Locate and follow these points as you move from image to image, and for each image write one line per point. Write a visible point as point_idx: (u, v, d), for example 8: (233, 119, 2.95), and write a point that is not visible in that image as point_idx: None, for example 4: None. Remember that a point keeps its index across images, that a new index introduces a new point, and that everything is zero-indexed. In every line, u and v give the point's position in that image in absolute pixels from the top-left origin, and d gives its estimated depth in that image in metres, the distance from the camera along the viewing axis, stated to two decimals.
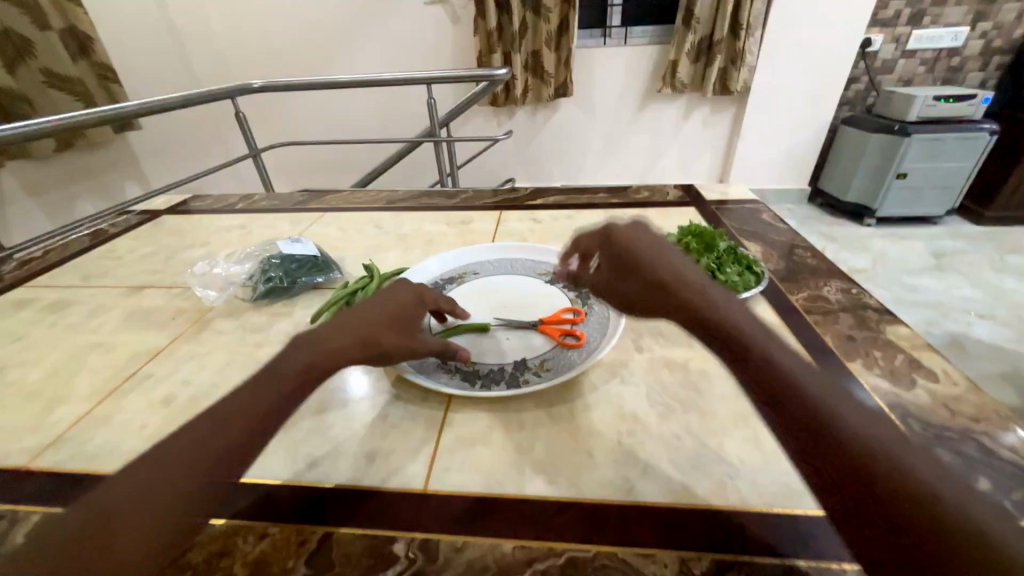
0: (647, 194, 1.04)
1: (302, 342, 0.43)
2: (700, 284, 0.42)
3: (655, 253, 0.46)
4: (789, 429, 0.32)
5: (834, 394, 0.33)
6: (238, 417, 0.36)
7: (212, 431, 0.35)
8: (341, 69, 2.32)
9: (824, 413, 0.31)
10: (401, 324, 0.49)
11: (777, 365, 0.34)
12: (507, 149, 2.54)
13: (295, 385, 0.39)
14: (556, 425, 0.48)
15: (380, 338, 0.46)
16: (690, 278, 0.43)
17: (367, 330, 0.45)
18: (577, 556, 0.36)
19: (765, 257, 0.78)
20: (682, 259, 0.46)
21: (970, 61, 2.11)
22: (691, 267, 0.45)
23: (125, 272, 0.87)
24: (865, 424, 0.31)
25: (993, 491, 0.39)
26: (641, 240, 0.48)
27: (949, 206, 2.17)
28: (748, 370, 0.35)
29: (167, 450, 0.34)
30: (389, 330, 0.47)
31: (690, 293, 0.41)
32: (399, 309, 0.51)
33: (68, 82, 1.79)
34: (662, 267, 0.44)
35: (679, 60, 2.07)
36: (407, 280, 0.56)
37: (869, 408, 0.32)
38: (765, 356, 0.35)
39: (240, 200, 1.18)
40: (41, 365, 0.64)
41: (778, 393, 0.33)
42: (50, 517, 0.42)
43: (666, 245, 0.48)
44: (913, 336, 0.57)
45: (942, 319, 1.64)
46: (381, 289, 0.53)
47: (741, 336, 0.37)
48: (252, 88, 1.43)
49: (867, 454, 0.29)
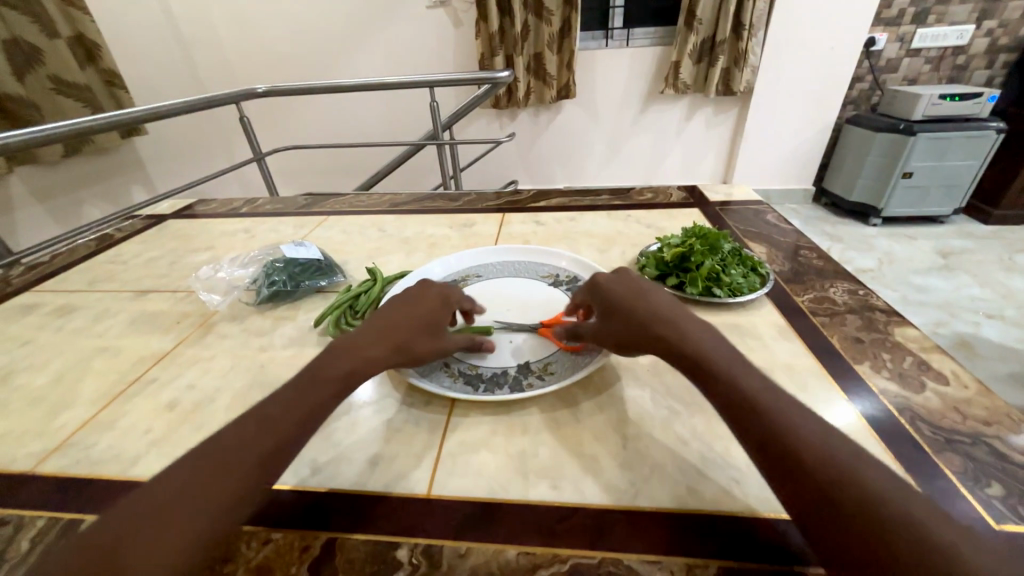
0: (650, 196, 1.04)
1: (319, 365, 0.44)
2: (678, 319, 0.46)
3: (640, 292, 0.50)
4: (754, 449, 0.36)
5: (797, 414, 0.36)
6: (264, 430, 0.38)
7: (228, 450, 0.36)
8: (344, 73, 2.34)
9: (784, 429, 0.35)
10: (432, 329, 0.52)
11: (744, 390, 0.38)
12: (510, 151, 2.54)
13: (310, 408, 0.40)
14: (560, 429, 0.48)
15: (413, 346, 0.49)
16: (670, 314, 0.47)
17: (400, 340, 0.49)
18: (582, 562, 0.36)
19: (770, 258, 0.78)
20: (668, 298, 0.50)
21: (976, 59, 2.09)
22: (674, 305, 0.48)
23: (130, 276, 0.88)
24: (822, 439, 0.34)
25: (1006, 497, 0.38)
26: (629, 280, 0.52)
27: (956, 205, 2.15)
28: (719, 394, 0.39)
29: (185, 469, 0.34)
30: (420, 336, 0.50)
31: (667, 329, 0.45)
32: (431, 314, 0.53)
33: (76, 89, 1.80)
34: (644, 305, 0.48)
35: (681, 61, 2.06)
36: (433, 282, 0.57)
37: (826, 425, 0.36)
38: (734, 383, 0.39)
39: (245, 204, 1.19)
40: (47, 369, 0.64)
41: (745, 413, 0.37)
42: (55, 523, 0.42)
43: (653, 285, 0.52)
44: (921, 337, 0.57)
45: (951, 320, 1.63)
46: (409, 293, 0.54)
47: (712, 363, 0.41)
48: (256, 93, 1.44)
49: (821, 468, 0.32)
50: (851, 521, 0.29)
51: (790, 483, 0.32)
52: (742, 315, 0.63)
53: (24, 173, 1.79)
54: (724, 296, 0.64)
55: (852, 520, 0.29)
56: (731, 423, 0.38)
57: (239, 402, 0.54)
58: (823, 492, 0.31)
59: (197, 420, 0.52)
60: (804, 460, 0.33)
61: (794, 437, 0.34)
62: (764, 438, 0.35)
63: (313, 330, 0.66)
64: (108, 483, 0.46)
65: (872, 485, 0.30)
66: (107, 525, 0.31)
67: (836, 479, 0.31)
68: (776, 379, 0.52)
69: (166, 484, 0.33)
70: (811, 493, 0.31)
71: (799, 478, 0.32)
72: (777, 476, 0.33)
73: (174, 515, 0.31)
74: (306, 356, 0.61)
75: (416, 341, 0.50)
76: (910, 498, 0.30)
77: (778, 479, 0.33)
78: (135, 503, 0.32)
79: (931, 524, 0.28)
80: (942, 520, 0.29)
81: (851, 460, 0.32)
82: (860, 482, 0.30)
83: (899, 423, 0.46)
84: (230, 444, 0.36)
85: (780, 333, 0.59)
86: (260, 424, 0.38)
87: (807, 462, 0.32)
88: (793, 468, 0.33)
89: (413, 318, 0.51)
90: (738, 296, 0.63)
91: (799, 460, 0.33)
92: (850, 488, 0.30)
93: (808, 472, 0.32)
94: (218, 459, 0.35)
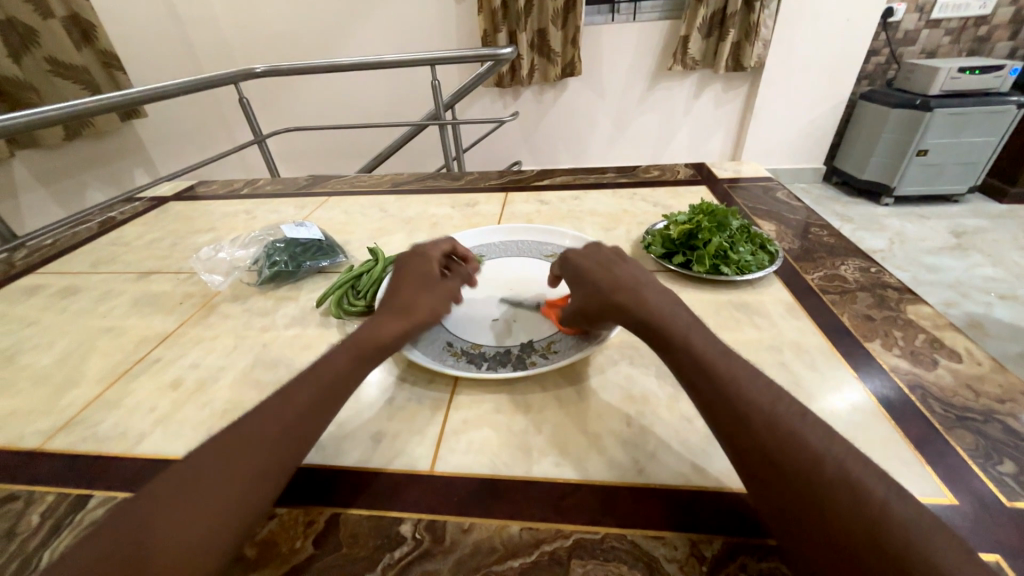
0: (656, 173, 1.02)
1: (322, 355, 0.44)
2: (636, 287, 0.46)
3: (608, 263, 0.50)
4: (707, 417, 0.36)
5: (749, 377, 0.37)
6: (275, 419, 0.38)
7: (244, 442, 0.36)
8: (344, 52, 2.28)
9: (738, 395, 0.35)
10: (439, 287, 0.53)
11: (698, 356, 0.39)
12: (514, 130, 2.50)
13: (319, 393, 0.40)
14: (563, 407, 0.47)
15: (421, 304, 0.50)
16: (637, 282, 0.47)
17: (406, 304, 0.50)
18: (586, 538, 0.36)
19: (779, 236, 0.76)
20: (637, 267, 0.50)
21: (999, 30, 2.00)
22: (643, 273, 0.49)
23: (132, 258, 0.88)
24: (772, 404, 0.35)
25: (1018, 474, 0.37)
26: (595, 251, 0.53)
27: (972, 182, 2.09)
28: (675, 362, 0.40)
29: (200, 461, 0.35)
30: (427, 295, 0.51)
31: (626, 296, 0.46)
32: (426, 274, 0.54)
33: (73, 71, 1.78)
34: (613, 275, 0.48)
35: (690, 35, 1.99)
36: (416, 253, 0.57)
37: (778, 389, 0.36)
38: (689, 351, 0.39)
39: (245, 185, 1.18)
40: (53, 349, 0.64)
41: (699, 380, 0.38)
42: (66, 499, 0.43)
43: (619, 255, 0.52)
44: (934, 315, 0.55)
45: (961, 300, 1.60)
46: (399, 269, 0.55)
47: (669, 331, 0.42)
48: (254, 73, 1.40)
49: (768, 434, 0.33)
50: (791, 485, 0.31)
51: (741, 451, 0.34)
52: (750, 293, 0.62)
53: (25, 157, 1.78)
54: (731, 274, 0.62)
55: (796, 483, 0.31)
56: (686, 391, 0.39)
57: (243, 381, 0.54)
58: (768, 459, 0.32)
59: (200, 399, 0.52)
60: (752, 429, 0.33)
61: (744, 405, 0.35)
62: (716, 407, 0.36)
63: (315, 310, 0.66)
64: (115, 460, 0.46)
65: (812, 450, 0.32)
66: (125, 523, 0.31)
67: (780, 446, 0.32)
68: (785, 357, 0.51)
69: (183, 478, 0.33)
70: (758, 461, 0.33)
71: (749, 447, 0.33)
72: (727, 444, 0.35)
73: (189, 509, 0.32)
74: (308, 336, 0.61)
75: (427, 299, 0.51)
76: (848, 460, 0.31)
77: (729, 445, 0.34)
78: (153, 498, 0.32)
79: (864, 485, 0.29)
80: (877, 480, 0.30)
81: (796, 424, 0.33)
82: (802, 447, 0.32)
83: (911, 401, 0.45)
84: (246, 434, 0.36)
85: (788, 311, 0.58)
86: (272, 413, 0.38)
87: (755, 431, 0.33)
88: (743, 436, 0.34)
89: (415, 284, 0.52)
90: (746, 274, 0.62)
91: (747, 429, 0.34)
92: (794, 453, 0.32)
93: (756, 440, 0.33)
94: (233, 451, 0.35)
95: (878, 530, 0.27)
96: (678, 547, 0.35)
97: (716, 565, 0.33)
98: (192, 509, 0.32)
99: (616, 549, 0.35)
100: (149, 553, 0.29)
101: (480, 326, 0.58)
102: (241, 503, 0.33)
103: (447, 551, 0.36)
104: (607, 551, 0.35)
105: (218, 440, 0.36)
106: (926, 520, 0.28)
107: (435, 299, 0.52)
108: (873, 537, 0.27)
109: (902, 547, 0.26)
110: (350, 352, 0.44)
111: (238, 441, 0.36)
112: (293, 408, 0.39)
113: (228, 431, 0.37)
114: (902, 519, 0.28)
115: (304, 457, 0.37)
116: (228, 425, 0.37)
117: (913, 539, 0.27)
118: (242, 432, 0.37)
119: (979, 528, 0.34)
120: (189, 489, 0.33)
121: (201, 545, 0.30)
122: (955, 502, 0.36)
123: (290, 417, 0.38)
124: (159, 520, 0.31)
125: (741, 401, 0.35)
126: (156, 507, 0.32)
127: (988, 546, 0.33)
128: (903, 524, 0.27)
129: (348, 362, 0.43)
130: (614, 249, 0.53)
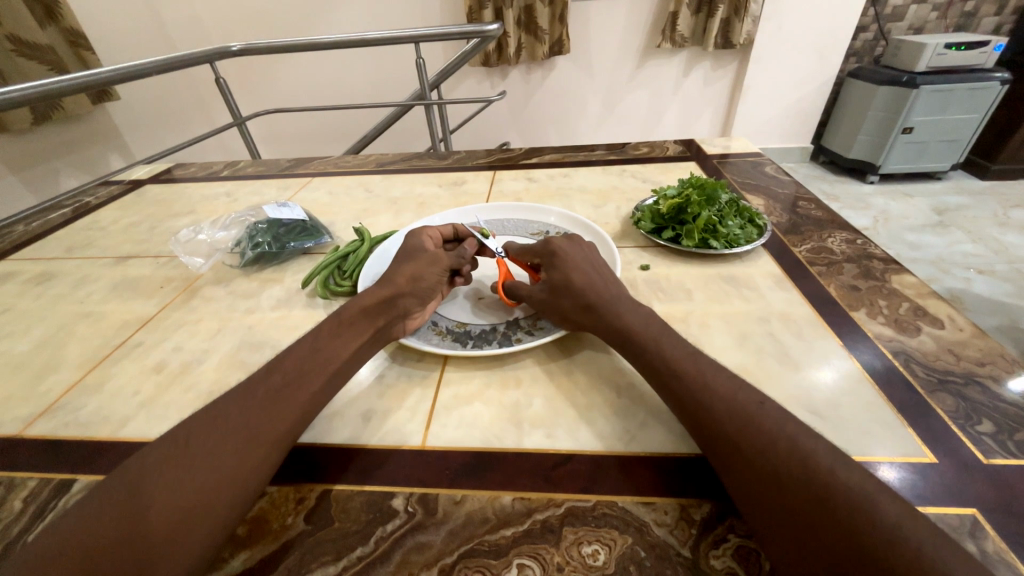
0: (646, 150, 1.01)
1: (307, 342, 0.44)
2: (603, 308, 0.46)
3: (551, 256, 0.53)
4: (676, 410, 0.38)
5: (712, 371, 0.38)
6: (257, 405, 0.38)
7: (222, 427, 0.36)
8: (324, 29, 2.20)
9: (701, 391, 0.37)
10: (424, 258, 0.53)
11: (667, 352, 0.40)
12: (502, 110, 2.46)
13: (298, 379, 0.40)
14: (553, 381, 0.47)
15: (411, 281, 0.50)
16: (578, 278, 0.49)
17: (393, 285, 0.49)
18: (576, 506, 0.36)
19: (768, 210, 0.76)
20: (583, 255, 0.52)
21: (985, 6, 2.00)
22: (594, 272, 0.50)
23: (109, 242, 0.85)
24: (732, 394, 0.36)
25: (994, 433, 0.38)
26: (560, 270, 0.51)
27: (956, 158, 2.10)
28: (650, 360, 0.41)
29: (180, 442, 0.35)
30: (406, 265, 0.51)
31: (596, 320, 0.46)
32: (416, 251, 0.54)
33: (36, 49, 1.69)
34: (550, 273, 0.51)
35: (679, 11, 1.96)
36: (419, 242, 0.56)
37: (738, 380, 0.38)
38: (661, 347, 0.41)
39: (224, 168, 1.14)
40: (29, 336, 0.62)
41: (665, 375, 0.39)
42: (47, 486, 0.42)
43: (569, 242, 0.54)
44: (918, 284, 0.56)
45: (943, 276, 1.64)
46: (403, 253, 0.54)
47: (641, 334, 0.43)
48: (232, 50, 1.34)
49: (728, 421, 0.34)
50: (751, 462, 0.32)
51: (707, 439, 0.35)
52: (738, 267, 0.62)
53: None
54: (720, 248, 0.62)
55: (754, 463, 0.32)
56: (654, 385, 0.41)
57: (229, 362, 0.53)
58: (727, 442, 0.34)
59: (186, 382, 0.51)
60: (715, 414, 0.35)
61: (702, 391, 0.37)
62: (685, 402, 0.37)
63: (301, 291, 0.65)
64: (99, 444, 0.45)
65: (766, 428, 0.33)
66: (103, 501, 0.31)
67: (739, 426, 0.34)
68: (773, 327, 0.52)
69: (163, 458, 0.34)
70: (720, 439, 0.34)
71: (713, 432, 0.35)
72: (693, 428, 0.36)
73: (163, 492, 0.32)
74: (295, 316, 0.60)
75: (404, 268, 0.51)
76: (800, 436, 0.32)
77: (698, 433, 0.36)
78: (132, 477, 0.32)
79: (819, 458, 0.31)
80: (827, 451, 0.31)
81: (752, 406, 0.35)
82: (757, 425, 0.33)
83: (896, 368, 0.45)
84: (228, 419, 0.37)
85: (776, 282, 0.59)
86: (256, 399, 0.38)
87: (716, 415, 0.35)
88: (708, 426, 0.35)
89: (402, 261, 0.53)
90: (735, 248, 0.61)
91: (709, 414, 0.35)
92: (750, 435, 0.33)
93: (715, 421, 0.35)
94: (215, 433, 0.35)
95: (825, 497, 0.28)
96: (669, 512, 0.35)
97: (704, 527, 0.34)
98: (172, 487, 0.32)
99: (606, 515, 0.35)
100: (129, 532, 0.29)
101: (471, 305, 0.58)
102: (220, 486, 0.33)
103: (439, 523, 0.36)
104: (598, 517, 0.35)
105: (199, 422, 0.36)
106: (869, 485, 0.29)
107: (415, 268, 0.51)
108: (821, 501, 0.28)
109: (844, 503, 0.28)
110: (343, 342, 0.44)
111: (219, 423, 0.36)
112: (282, 396, 0.39)
113: (209, 415, 0.37)
114: (848, 483, 0.29)
115: (285, 448, 0.37)
116: (210, 408, 0.37)
117: (855, 497, 0.28)
118: (220, 419, 0.37)
119: (956, 484, 0.35)
120: (167, 469, 0.33)
121: (177, 526, 0.30)
122: (935, 460, 0.37)
123: (270, 402, 0.38)
124: (140, 498, 0.31)
125: (702, 397, 0.36)
126: (137, 484, 0.32)
127: (964, 502, 0.34)
128: (847, 486, 0.29)
129: (342, 350, 0.44)
130: (569, 240, 0.54)
